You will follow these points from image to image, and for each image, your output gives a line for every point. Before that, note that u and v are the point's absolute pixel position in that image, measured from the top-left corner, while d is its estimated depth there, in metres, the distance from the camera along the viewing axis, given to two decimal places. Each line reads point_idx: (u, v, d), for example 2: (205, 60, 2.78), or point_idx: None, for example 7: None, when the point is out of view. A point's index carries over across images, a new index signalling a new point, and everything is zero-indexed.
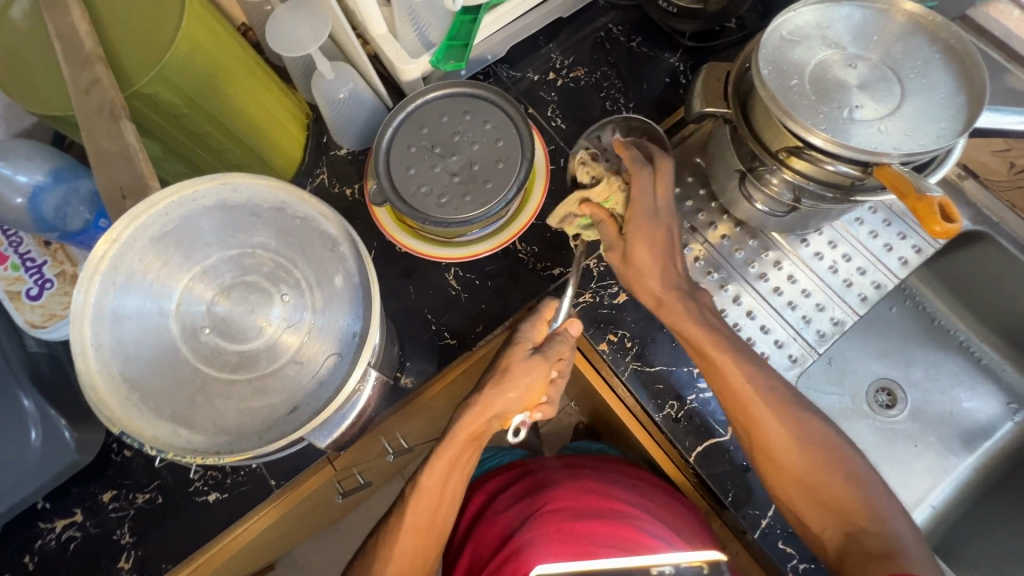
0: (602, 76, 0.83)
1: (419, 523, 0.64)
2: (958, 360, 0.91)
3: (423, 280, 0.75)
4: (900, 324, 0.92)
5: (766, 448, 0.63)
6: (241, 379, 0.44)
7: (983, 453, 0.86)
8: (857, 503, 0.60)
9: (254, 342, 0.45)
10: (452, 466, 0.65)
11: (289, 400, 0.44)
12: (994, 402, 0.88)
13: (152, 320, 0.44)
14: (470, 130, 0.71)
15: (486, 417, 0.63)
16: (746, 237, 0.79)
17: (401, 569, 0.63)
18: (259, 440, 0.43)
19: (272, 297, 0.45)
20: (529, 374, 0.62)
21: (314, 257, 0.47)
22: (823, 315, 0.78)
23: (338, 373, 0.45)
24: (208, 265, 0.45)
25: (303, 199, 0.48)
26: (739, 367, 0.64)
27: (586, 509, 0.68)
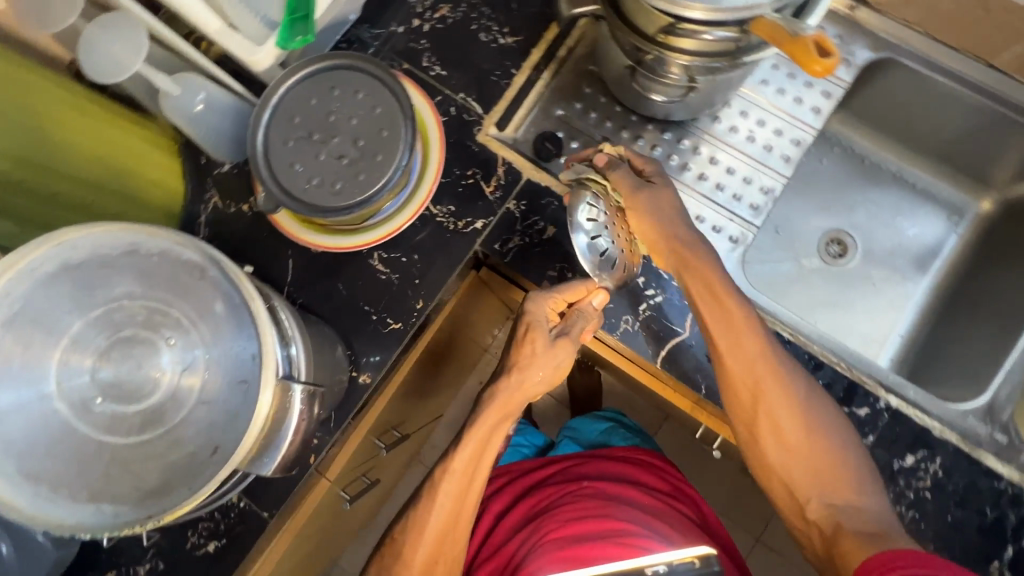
0: (468, 7, 0.77)
1: (427, 558, 0.65)
2: (894, 191, 0.92)
3: (348, 274, 0.71)
4: (832, 173, 0.92)
5: (767, 410, 0.61)
6: (153, 437, 0.42)
7: (936, 271, 0.89)
8: (836, 472, 0.59)
9: (151, 397, 0.42)
10: (464, 498, 0.67)
11: (208, 442, 0.42)
12: (936, 221, 0.90)
13: (35, 409, 0.41)
14: (343, 107, 0.66)
15: (520, 397, 0.67)
16: (660, 132, 0.77)
17: (433, 545, 0.65)
18: (191, 489, 0.41)
19: (157, 345, 0.43)
20: (557, 355, 0.65)
21: (186, 291, 0.44)
22: (753, 187, 0.77)
23: (250, 399, 0.43)
24: (75, 334, 0.42)
25: (150, 232, 0.44)
26: (747, 316, 0.63)
27: (592, 531, 0.70)
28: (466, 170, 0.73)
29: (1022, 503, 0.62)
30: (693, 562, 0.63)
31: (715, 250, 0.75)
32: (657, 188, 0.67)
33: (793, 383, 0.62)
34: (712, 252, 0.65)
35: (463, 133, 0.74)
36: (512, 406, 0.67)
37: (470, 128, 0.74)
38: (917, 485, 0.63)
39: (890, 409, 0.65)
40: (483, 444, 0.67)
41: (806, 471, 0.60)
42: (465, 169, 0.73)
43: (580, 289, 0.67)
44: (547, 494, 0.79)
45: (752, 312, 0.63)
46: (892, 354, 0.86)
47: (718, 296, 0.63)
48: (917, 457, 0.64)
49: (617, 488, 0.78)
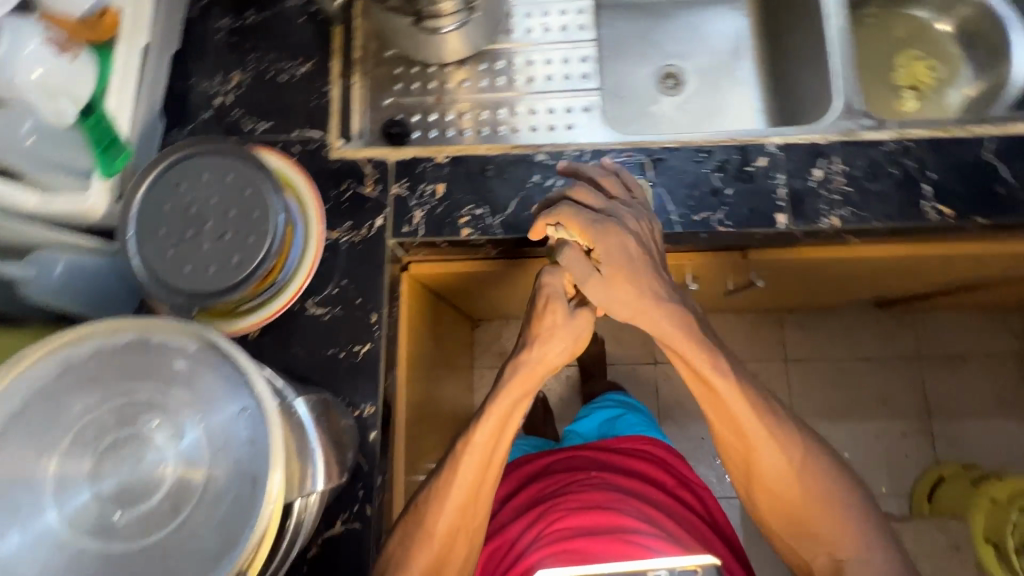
0: (255, 63, 0.80)
1: (447, 528, 0.65)
2: (679, 14, 1.05)
3: (296, 335, 0.71)
4: (627, 29, 1.05)
5: (750, 454, 0.67)
6: (188, 508, 0.43)
7: (748, 51, 1.02)
8: (840, 521, 0.65)
9: (163, 484, 0.43)
10: (487, 473, 0.66)
11: (240, 481, 0.43)
12: (722, 16, 1.04)
13: (61, 558, 0.41)
14: (198, 193, 0.66)
15: (541, 371, 0.65)
16: (477, 67, 0.84)
17: (455, 509, 0.65)
18: (248, 524, 0.42)
19: (144, 431, 0.44)
20: (574, 326, 0.65)
21: (143, 374, 0.46)
22: (573, 63, 0.84)
23: (257, 421, 0.44)
24: (60, 469, 0.42)
25: (73, 344, 0.45)
26: (727, 368, 0.65)
27: (599, 523, 0.71)
28: (340, 187, 0.75)
29: (911, 150, 0.71)
30: (696, 569, 0.53)
31: (579, 123, 0.82)
32: (663, 310, 0.62)
33: (772, 420, 0.66)
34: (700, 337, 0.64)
35: (317, 160, 0.76)
36: (530, 381, 0.66)
37: (320, 153, 0.76)
38: (836, 188, 0.71)
39: (779, 148, 0.73)
40: (504, 421, 0.66)
41: (792, 511, 0.67)
42: (339, 186, 0.75)
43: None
44: (554, 482, 0.83)
45: (743, 381, 0.65)
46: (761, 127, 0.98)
47: (705, 376, 0.64)
48: (821, 168, 0.72)
49: (616, 484, 0.80)
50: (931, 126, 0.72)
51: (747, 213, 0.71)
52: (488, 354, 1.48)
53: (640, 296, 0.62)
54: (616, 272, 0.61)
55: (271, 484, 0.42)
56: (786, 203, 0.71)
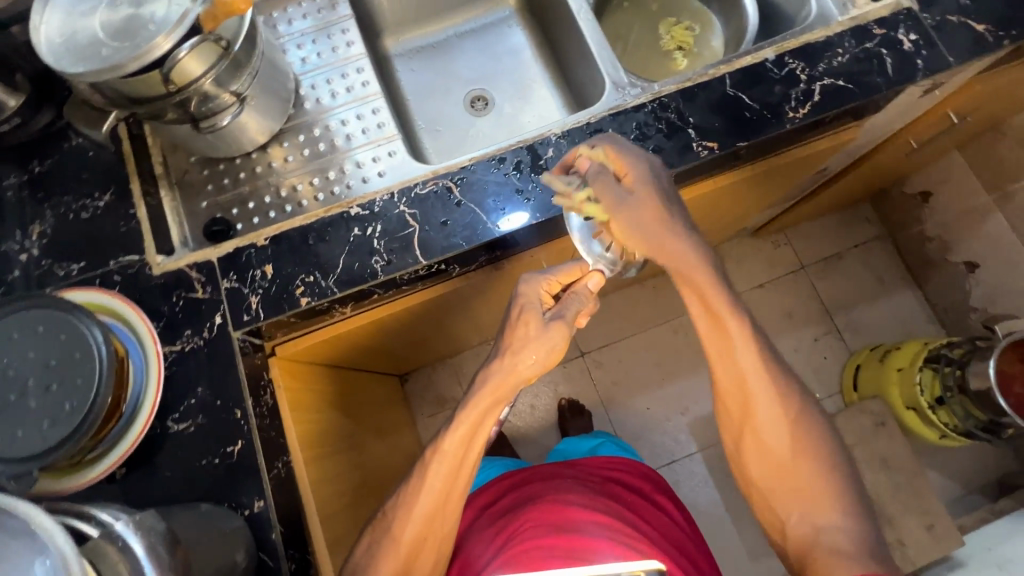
0: (53, 209, 0.80)
1: (413, 538, 0.69)
2: (468, 43, 1.14)
3: (165, 457, 0.70)
4: (426, 70, 1.12)
5: (742, 409, 0.69)
6: None
7: (536, 57, 1.12)
8: (817, 494, 0.66)
9: None
10: (456, 477, 0.70)
11: None
12: (505, 35, 1.14)
13: None
14: (12, 355, 0.65)
15: (511, 382, 0.67)
16: (280, 147, 0.88)
17: (423, 513, 0.69)
18: None
19: None
20: (547, 339, 0.66)
21: None
22: (368, 116, 0.90)
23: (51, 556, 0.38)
24: None
25: None
26: (753, 343, 0.68)
27: (554, 526, 0.72)
28: (171, 299, 0.75)
29: (669, 103, 0.81)
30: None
31: (389, 168, 0.86)
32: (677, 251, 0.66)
33: (780, 403, 0.68)
34: (717, 268, 0.67)
35: (141, 281, 0.76)
36: (504, 390, 0.68)
37: (143, 274, 0.77)
38: None
39: (561, 136, 0.80)
40: (476, 434, 0.68)
41: (790, 479, 0.67)
42: (169, 300, 0.75)
43: (574, 271, 0.72)
44: (541, 490, 0.83)
45: (755, 334, 0.68)
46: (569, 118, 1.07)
47: (716, 313, 0.67)
48: None
49: (590, 493, 0.81)
50: (678, 80, 0.82)
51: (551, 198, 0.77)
52: (423, 402, 1.48)
53: (668, 232, 0.66)
54: (650, 203, 0.66)
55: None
56: None
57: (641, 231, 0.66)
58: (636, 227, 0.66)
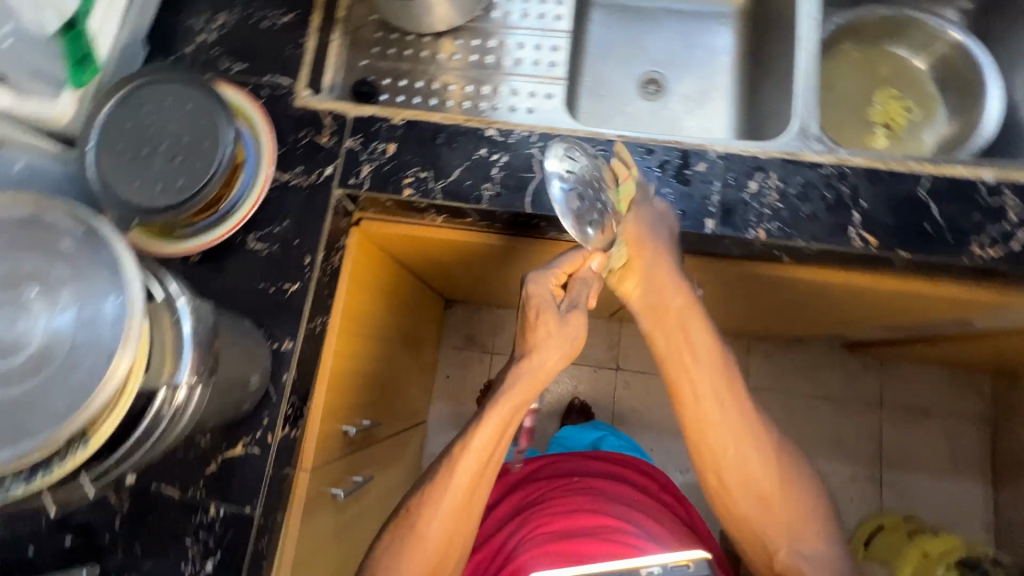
0: (242, 7, 0.84)
1: (437, 536, 0.71)
2: (671, 23, 1.07)
3: (233, 265, 0.75)
4: (618, 30, 1.07)
5: (728, 467, 0.75)
6: (45, 372, 0.39)
7: (732, 67, 1.04)
8: (801, 523, 0.74)
9: (29, 344, 0.40)
10: (480, 477, 0.72)
11: (101, 352, 0.40)
12: (712, 30, 1.06)
13: None
14: (158, 117, 0.70)
15: (539, 378, 0.70)
16: (453, 42, 0.87)
17: (449, 511, 0.71)
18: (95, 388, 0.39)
19: (21, 297, 0.41)
20: (572, 328, 0.68)
21: (28, 242, 0.42)
22: (545, 50, 0.87)
23: (126, 299, 0.41)
24: None
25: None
26: (718, 368, 0.74)
27: (585, 525, 0.78)
28: (299, 133, 0.79)
29: (848, 175, 0.73)
30: (687, 564, 0.58)
31: (539, 109, 0.84)
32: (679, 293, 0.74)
33: (762, 428, 0.75)
34: (698, 317, 0.75)
35: (282, 105, 0.80)
36: (532, 388, 0.70)
37: (287, 99, 0.80)
38: (767, 202, 0.73)
39: (720, 156, 0.75)
40: (503, 433, 0.71)
41: (769, 499, 0.74)
42: (297, 133, 0.79)
43: (577, 259, 0.70)
44: (537, 495, 0.88)
45: (717, 361, 0.75)
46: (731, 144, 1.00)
47: (666, 323, 0.75)
48: (755, 181, 0.73)
49: (609, 488, 0.87)
50: (872, 157, 0.74)
51: (677, 213, 0.73)
52: (456, 334, 1.51)
53: (670, 276, 0.73)
54: (662, 272, 0.73)
55: (125, 355, 0.39)
56: (717, 210, 0.73)
57: (655, 271, 0.73)
58: (667, 278, 0.73)
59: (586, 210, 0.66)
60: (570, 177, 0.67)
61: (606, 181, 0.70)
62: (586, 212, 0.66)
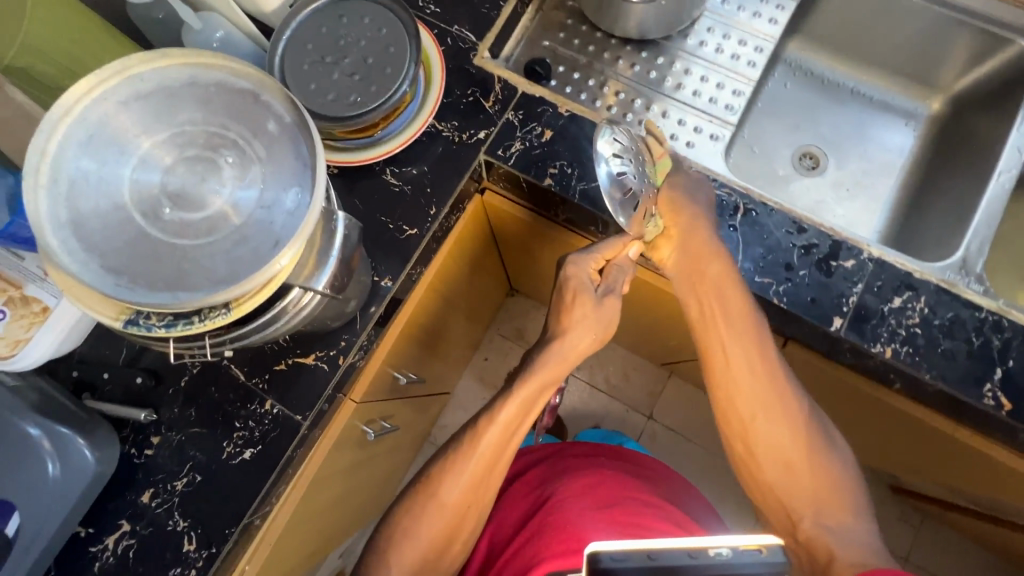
0: None
1: (458, 503, 0.69)
2: (854, 105, 1.01)
3: (363, 189, 0.76)
4: (796, 94, 1.02)
5: (750, 421, 0.67)
6: (218, 237, 0.41)
7: (901, 171, 0.98)
8: (829, 492, 0.65)
9: (214, 205, 0.42)
10: (505, 450, 0.70)
11: (269, 239, 0.42)
12: (895, 126, 1.00)
13: (112, 214, 0.40)
14: (352, 32, 0.73)
15: (566, 361, 0.70)
16: (637, 53, 0.86)
17: (473, 475, 0.69)
18: (255, 272, 0.40)
19: (220, 163, 0.43)
20: (606, 312, 0.70)
21: (240, 113, 0.44)
22: (726, 91, 0.84)
23: (305, 200, 0.42)
24: (146, 151, 0.42)
25: (206, 63, 0.44)
26: (750, 321, 0.67)
27: (620, 501, 0.75)
28: (466, 90, 0.79)
29: (1005, 328, 0.67)
30: (760, 549, 0.45)
31: (699, 148, 0.81)
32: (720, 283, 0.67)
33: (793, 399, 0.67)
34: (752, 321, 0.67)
35: (460, 58, 0.80)
36: (561, 369, 0.70)
37: (466, 54, 0.80)
38: (906, 323, 0.68)
39: (872, 259, 0.70)
40: (526, 411, 0.69)
41: (804, 487, 0.65)
42: (464, 89, 0.79)
43: (616, 247, 0.71)
44: (562, 469, 0.84)
45: (747, 315, 0.67)
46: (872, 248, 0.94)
47: (694, 276, 0.69)
48: (901, 298, 0.69)
49: (641, 476, 0.84)
50: None
51: (807, 300, 0.69)
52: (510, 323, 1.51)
53: (707, 244, 0.68)
54: (701, 243, 0.68)
55: (291, 250, 0.40)
56: (850, 311, 0.69)
57: (691, 235, 0.69)
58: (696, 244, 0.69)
59: (631, 204, 0.70)
60: (621, 170, 0.71)
61: (644, 159, 0.72)
62: (631, 207, 0.70)
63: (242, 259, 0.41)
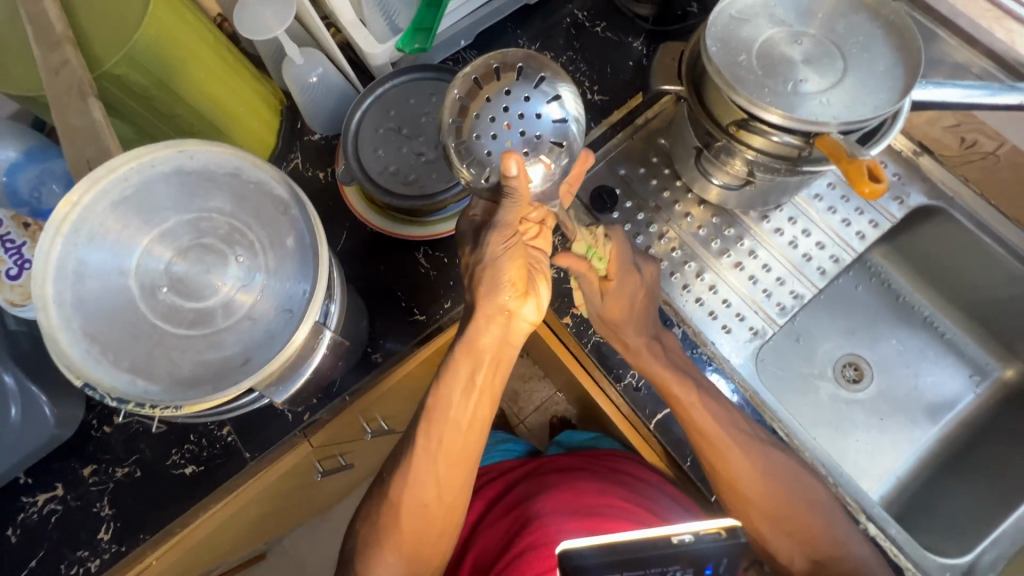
0: (568, 61, 0.86)
1: (414, 502, 0.66)
2: (921, 334, 0.94)
3: (392, 259, 0.77)
4: (864, 301, 0.95)
5: (730, 481, 0.68)
6: (198, 333, 0.45)
7: (946, 425, 0.90)
8: (839, 553, 0.65)
9: (208, 300, 0.46)
10: (450, 446, 0.65)
11: (243, 352, 0.45)
12: (957, 375, 0.92)
13: (113, 280, 0.45)
14: (436, 112, 0.73)
15: (483, 328, 0.61)
16: (710, 215, 0.82)
17: (426, 483, 0.66)
18: (213, 390, 0.44)
19: (227, 259, 0.47)
20: (500, 265, 0.59)
21: (267, 220, 0.48)
22: (784, 289, 0.79)
23: (289, 328, 0.46)
24: (165, 229, 0.47)
25: (255, 164, 0.48)
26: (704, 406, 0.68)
27: (594, 505, 0.74)
28: None
29: None
30: (720, 532, 0.52)
31: (734, 336, 0.78)
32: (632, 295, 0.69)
33: (767, 464, 0.68)
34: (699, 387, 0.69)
35: None
36: (487, 350, 0.62)
37: None
38: None
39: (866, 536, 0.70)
40: (469, 390, 0.63)
41: (804, 537, 0.66)
42: None
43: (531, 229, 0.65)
44: (537, 484, 0.81)
45: (705, 397, 0.69)
46: (883, 492, 0.87)
47: (664, 384, 0.69)
48: None
49: (622, 475, 0.79)
50: None
51: None
52: None
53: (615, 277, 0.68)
54: (617, 297, 0.68)
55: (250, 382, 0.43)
56: None
57: (626, 274, 0.68)
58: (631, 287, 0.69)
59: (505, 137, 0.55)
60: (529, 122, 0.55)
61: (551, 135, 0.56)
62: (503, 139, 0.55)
63: (210, 366, 0.45)
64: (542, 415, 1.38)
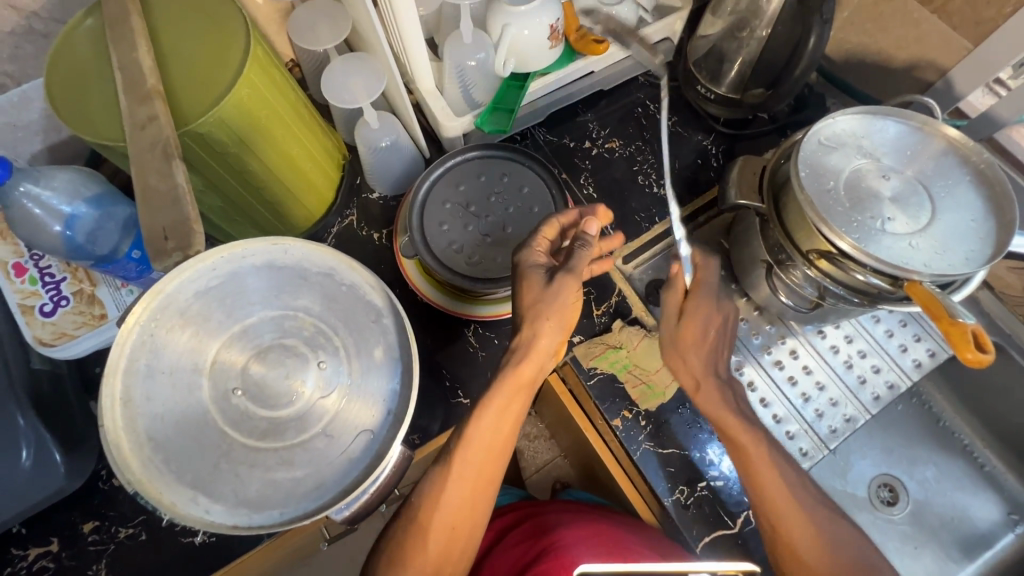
0: (636, 150, 0.85)
1: (443, 526, 0.57)
2: (960, 463, 0.91)
3: (438, 333, 0.74)
4: (904, 421, 0.93)
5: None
6: (268, 447, 0.48)
7: (982, 563, 0.87)
8: None
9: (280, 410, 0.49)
10: (482, 476, 0.59)
11: (313, 473, 0.48)
12: (994, 510, 0.89)
13: (186, 378, 0.48)
14: (505, 193, 0.73)
15: (535, 360, 0.59)
16: (765, 323, 0.80)
17: (456, 513, 0.58)
18: (279, 513, 0.46)
19: (309, 362, 0.51)
20: (561, 295, 0.58)
21: (356, 325, 0.52)
22: (836, 411, 0.77)
23: (368, 449, 0.49)
24: (249, 323, 0.51)
25: (350, 268, 0.53)
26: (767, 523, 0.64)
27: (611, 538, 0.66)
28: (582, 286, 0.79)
29: None
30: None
31: None
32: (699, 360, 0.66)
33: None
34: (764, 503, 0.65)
35: None
36: (534, 373, 0.60)
37: None
38: None
39: None
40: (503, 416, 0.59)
41: None
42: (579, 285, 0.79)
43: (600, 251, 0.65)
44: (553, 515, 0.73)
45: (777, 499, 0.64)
46: None
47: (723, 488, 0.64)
48: None
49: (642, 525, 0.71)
50: None
51: None
52: None
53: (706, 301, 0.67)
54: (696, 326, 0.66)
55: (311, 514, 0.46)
56: None
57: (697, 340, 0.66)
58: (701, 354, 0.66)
59: None
60: None
61: None
62: None
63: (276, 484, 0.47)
64: (544, 477, 1.16)
